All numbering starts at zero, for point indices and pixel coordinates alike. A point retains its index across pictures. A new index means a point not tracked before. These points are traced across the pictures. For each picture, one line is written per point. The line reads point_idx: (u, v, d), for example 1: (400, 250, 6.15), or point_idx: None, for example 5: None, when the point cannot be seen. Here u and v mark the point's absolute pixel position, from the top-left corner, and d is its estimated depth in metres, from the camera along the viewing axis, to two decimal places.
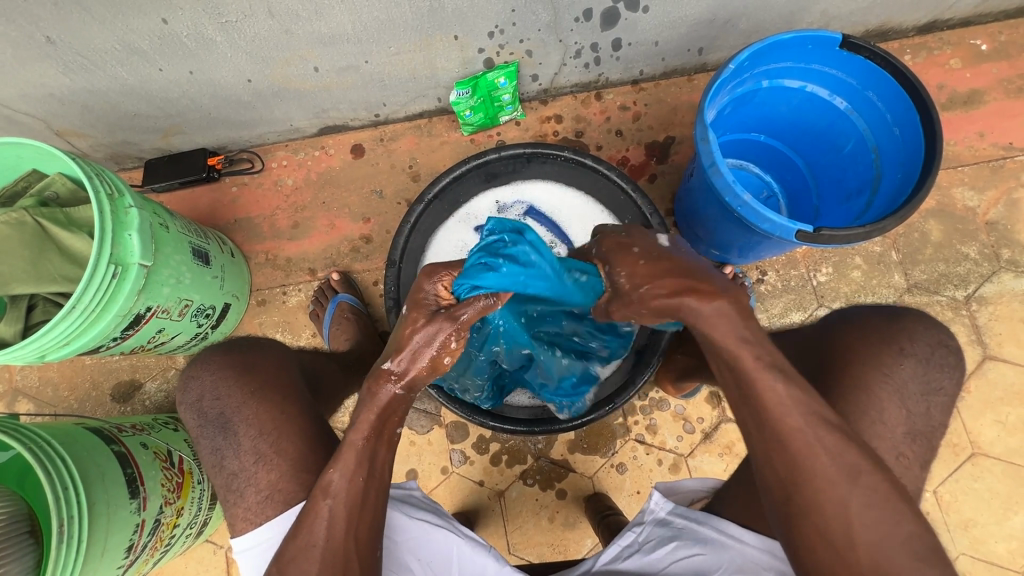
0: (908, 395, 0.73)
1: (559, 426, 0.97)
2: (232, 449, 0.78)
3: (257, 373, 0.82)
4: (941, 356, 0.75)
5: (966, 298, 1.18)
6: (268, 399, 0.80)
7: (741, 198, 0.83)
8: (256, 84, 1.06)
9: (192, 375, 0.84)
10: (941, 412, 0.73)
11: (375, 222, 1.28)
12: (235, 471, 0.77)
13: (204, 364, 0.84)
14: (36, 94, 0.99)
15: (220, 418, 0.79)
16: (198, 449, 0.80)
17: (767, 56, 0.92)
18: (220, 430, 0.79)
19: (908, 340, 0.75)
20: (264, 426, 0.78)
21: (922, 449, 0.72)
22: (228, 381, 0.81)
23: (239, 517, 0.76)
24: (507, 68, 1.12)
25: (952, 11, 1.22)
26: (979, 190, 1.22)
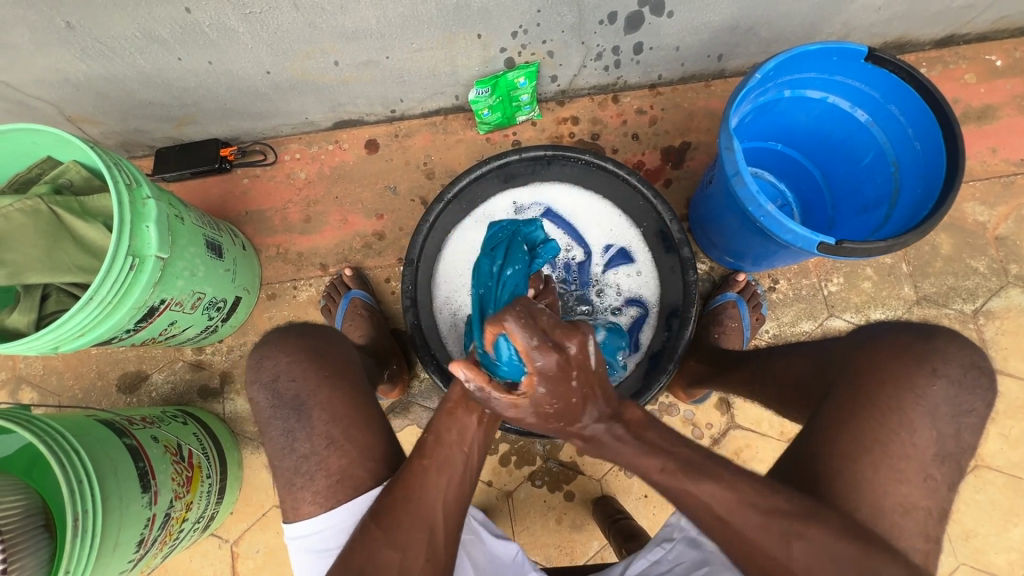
0: (946, 422, 0.64)
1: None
2: (305, 431, 0.73)
3: (329, 358, 0.78)
4: (974, 379, 0.65)
5: (974, 312, 1.19)
6: (338, 386, 0.76)
7: (764, 208, 0.83)
8: (274, 76, 1.05)
9: (263, 354, 0.77)
10: (941, 418, 0.64)
11: (388, 219, 1.27)
12: (307, 453, 0.72)
13: (277, 344, 0.78)
14: (51, 79, 0.97)
15: (295, 400, 0.74)
16: (268, 432, 0.74)
17: (792, 66, 0.92)
18: (293, 412, 0.74)
19: (932, 357, 0.66)
20: (336, 412, 0.74)
21: (927, 456, 0.64)
22: (304, 364, 0.76)
23: (306, 501, 0.72)
24: (527, 68, 1.12)
25: (970, 26, 1.23)
26: (989, 205, 1.24)
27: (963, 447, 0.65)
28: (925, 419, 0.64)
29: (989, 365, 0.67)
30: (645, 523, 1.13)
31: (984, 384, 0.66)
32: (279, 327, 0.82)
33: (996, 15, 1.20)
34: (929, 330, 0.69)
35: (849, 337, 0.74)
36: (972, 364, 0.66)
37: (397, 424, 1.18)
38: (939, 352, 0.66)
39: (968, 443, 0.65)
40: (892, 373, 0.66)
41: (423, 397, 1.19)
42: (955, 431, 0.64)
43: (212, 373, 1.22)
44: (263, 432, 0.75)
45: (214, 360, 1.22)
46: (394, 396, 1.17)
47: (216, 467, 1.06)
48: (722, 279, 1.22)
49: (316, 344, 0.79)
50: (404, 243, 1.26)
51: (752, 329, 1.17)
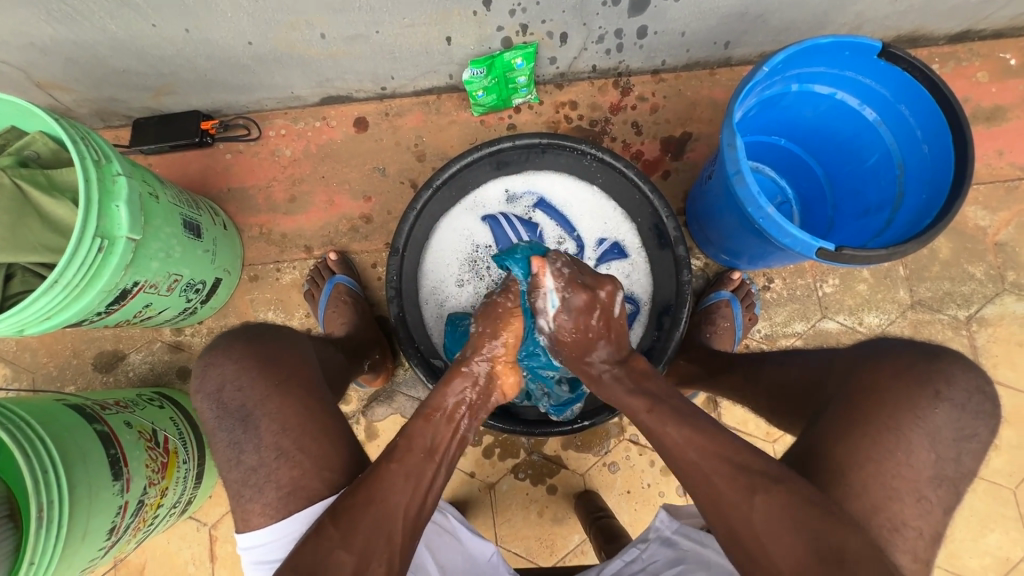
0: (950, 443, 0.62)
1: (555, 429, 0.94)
2: (254, 443, 0.69)
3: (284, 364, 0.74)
4: (980, 405, 0.64)
5: (967, 318, 1.18)
6: (291, 395, 0.72)
7: (764, 210, 0.80)
8: (257, 47, 0.99)
9: (209, 363, 0.73)
10: (941, 440, 0.62)
11: (376, 202, 1.22)
12: (255, 465, 0.68)
13: (224, 351, 0.74)
14: (16, 42, 0.91)
15: (241, 410, 0.70)
16: (213, 441, 0.71)
17: (801, 59, 0.88)
18: (241, 423, 0.70)
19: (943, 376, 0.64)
20: (287, 422, 0.70)
21: (922, 478, 0.61)
22: (250, 372, 0.72)
23: (254, 513, 0.68)
24: (525, 49, 1.06)
25: (986, 22, 1.18)
26: (991, 210, 1.21)
27: (962, 473, 0.62)
28: (925, 441, 0.62)
29: (992, 390, 0.65)
30: (627, 519, 1.13)
31: (986, 410, 0.64)
32: (229, 331, 0.78)
33: (1015, 11, 1.15)
34: (934, 350, 0.67)
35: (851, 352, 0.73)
36: (977, 389, 0.64)
37: (380, 412, 1.17)
38: (942, 374, 0.64)
39: (968, 468, 0.63)
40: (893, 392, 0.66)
41: (407, 385, 1.17)
42: (957, 455, 0.62)
43: (192, 354, 1.19)
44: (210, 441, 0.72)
45: (194, 341, 1.19)
46: (377, 385, 1.14)
47: (194, 452, 1.04)
48: (716, 278, 1.20)
49: (272, 349, 0.75)
50: (392, 227, 1.22)
51: (744, 328, 1.15)
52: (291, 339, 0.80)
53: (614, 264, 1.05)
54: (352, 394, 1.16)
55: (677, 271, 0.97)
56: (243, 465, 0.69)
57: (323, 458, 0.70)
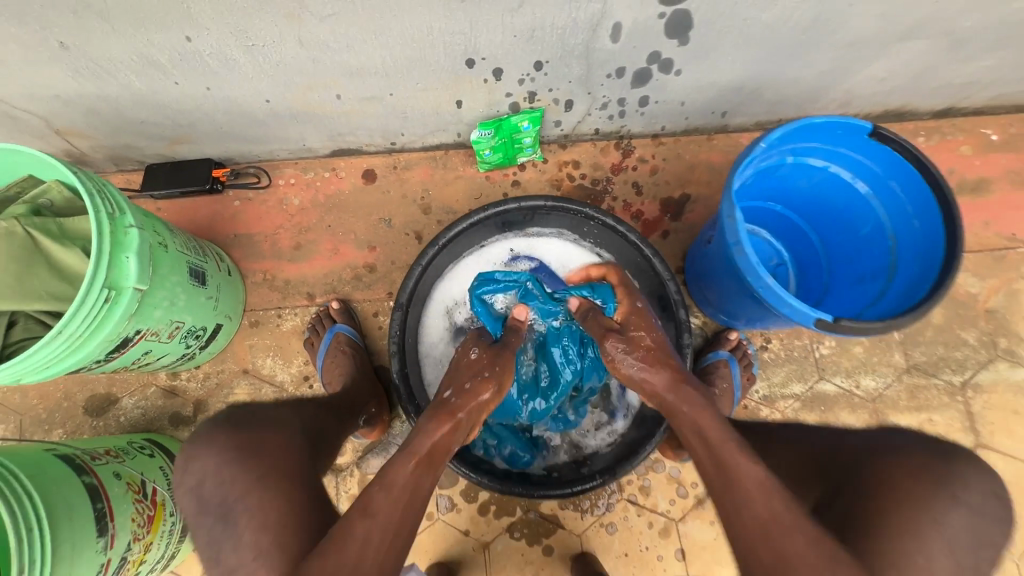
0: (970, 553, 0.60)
1: (555, 490, 0.90)
2: (233, 543, 0.66)
3: (264, 456, 0.73)
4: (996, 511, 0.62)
5: (962, 383, 1.19)
6: (273, 489, 0.70)
7: (763, 280, 0.82)
8: (274, 104, 1.03)
9: (191, 456, 0.73)
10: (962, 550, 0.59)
11: (381, 252, 1.24)
12: (233, 568, 0.64)
13: (206, 443, 0.74)
14: (41, 94, 0.94)
15: (221, 506, 0.68)
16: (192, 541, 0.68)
17: (796, 136, 0.92)
18: (219, 521, 0.68)
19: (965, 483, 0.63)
20: (266, 518, 0.66)
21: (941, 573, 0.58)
22: (230, 466, 0.71)
23: None
24: (532, 113, 1.11)
25: (968, 101, 1.24)
26: (981, 277, 1.24)
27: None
28: (946, 550, 0.59)
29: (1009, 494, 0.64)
30: None
31: (1012, 518, 0.61)
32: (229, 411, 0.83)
33: (994, 93, 1.22)
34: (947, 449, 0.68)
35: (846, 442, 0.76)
36: (992, 493, 0.62)
37: (375, 465, 1.15)
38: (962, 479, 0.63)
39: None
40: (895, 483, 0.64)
41: (403, 438, 1.16)
42: (975, 565, 0.59)
43: (187, 399, 1.17)
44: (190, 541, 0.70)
45: (189, 386, 1.18)
46: (373, 437, 1.13)
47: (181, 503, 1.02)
48: (714, 336, 1.21)
49: (250, 435, 0.76)
50: (395, 277, 1.24)
51: (743, 389, 1.16)
52: (264, 421, 0.82)
53: None
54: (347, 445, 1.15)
55: (677, 332, 0.97)
56: (222, 566, 0.66)
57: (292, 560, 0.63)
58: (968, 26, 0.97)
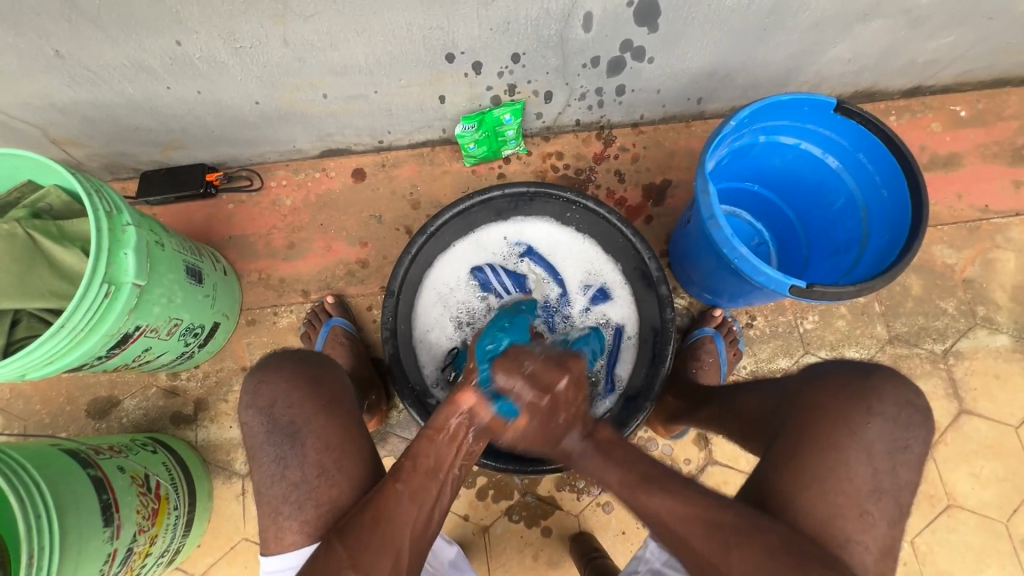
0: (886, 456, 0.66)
1: (544, 466, 0.93)
2: (299, 460, 0.72)
3: (327, 386, 0.78)
4: (910, 417, 0.67)
5: (944, 351, 1.22)
6: (336, 416, 0.76)
7: (737, 251, 0.86)
8: (263, 106, 1.06)
9: (261, 381, 0.76)
10: (877, 454, 0.66)
11: (372, 247, 1.27)
12: (297, 482, 0.72)
13: (275, 369, 0.77)
14: (37, 103, 0.97)
15: (290, 426, 0.73)
16: (259, 458, 0.73)
17: (765, 114, 0.96)
18: (288, 439, 0.73)
19: (884, 402, 0.67)
20: (332, 440, 0.74)
21: (863, 492, 0.65)
22: (302, 393, 0.75)
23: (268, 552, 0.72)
24: (513, 106, 1.15)
25: (935, 79, 1.29)
26: (957, 248, 1.28)
27: (900, 484, 0.66)
28: (862, 456, 0.66)
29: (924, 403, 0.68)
30: (622, 560, 1.12)
31: (919, 419, 0.67)
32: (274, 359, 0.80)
33: (958, 70, 1.26)
34: (866, 367, 0.71)
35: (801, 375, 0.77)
36: (906, 402, 0.68)
37: None
38: (876, 389, 0.68)
39: (905, 480, 0.66)
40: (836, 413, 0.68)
41: (401, 427, 1.18)
42: (892, 467, 0.66)
43: (187, 398, 1.20)
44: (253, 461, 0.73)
45: (189, 386, 1.20)
46: (370, 427, 1.15)
47: (184, 497, 1.04)
48: (700, 314, 1.24)
49: (317, 372, 0.78)
50: (388, 271, 1.27)
51: (730, 364, 1.19)
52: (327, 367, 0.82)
53: (600, 306, 1.10)
54: None
55: (661, 308, 1.00)
56: (285, 481, 0.72)
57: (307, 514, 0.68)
58: (925, 4, 1.01)
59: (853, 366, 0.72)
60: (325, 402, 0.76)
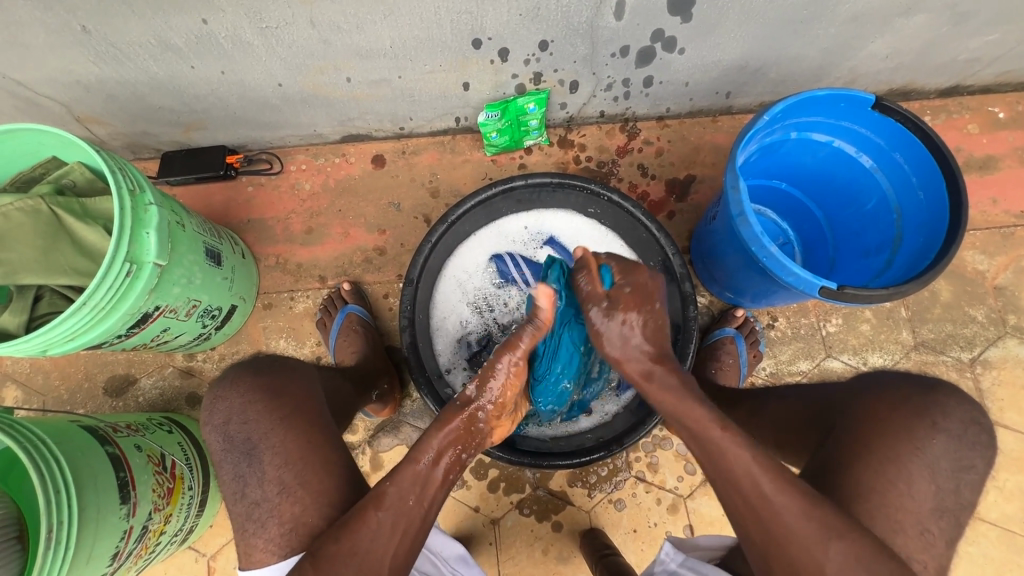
0: (948, 475, 0.63)
1: (556, 461, 0.92)
2: (288, 456, 0.70)
3: (289, 397, 0.75)
4: (974, 437, 0.65)
5: (971, 360, 1.19)
6: (296, 428, 0.72)
7: (767, 249, 0.83)
8: (286, 88, 1.05)
9: (218, 396, 0.75)
10: (941, 472, 0.63)
11: (390, 235, 1.27)
12: (259, 499, 0.69)
13: (232, 384, 0.76)
14: (63, 80, 0.97)
15: (246, 443, 0.71)
16: (219, 475, 0.72)
17: (799, 109, 0.93)
18: (245, 456, 0.71)
19: (948, 418, 0.65)
20: (291, 455, 0.70)
21: (923, 510, 0.62)
22: (257, 406, 0.73)
23: (258, 548, 0.68)
24: (538, 95, 1.13)
25: (974, 78, 1.24)
26: (989, 254, 1.24)
27: (963, 504, 0.63)
28: (924, 472, 0.63)
29: (988, 423, 0.66)
30: (633, 559, 1.11)
31: (984, 441, 0.65)
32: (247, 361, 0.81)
33: (1000, 69, 1.22)
34: (930, 383, 0.69)
35: (849, 385, 0.75)
36: (973, 420, 0.66)
37: (386, 442, 1.17)
38: (939, 406, 0.66)
39: (968, 500, 0.63)
40: (894, 425, 0.65)
41: (414, 416, 1.18)
42: (956, 488, 0.63)
43: (202, 380, 1.20)
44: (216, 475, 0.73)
45: (205, 367, 1.21)
46: (384, 415, 1.15)
47: (199, 478, 1.05)
48: (721, 314, 1.22)
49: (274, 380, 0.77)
50: (405, 259, 1.26)
51: (749, 365, 1.16)
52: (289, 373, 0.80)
53: None
54: (358, 423, 1.17)
55: (683, 304, 0.98)
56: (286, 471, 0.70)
57: (323, 494, 0.69)
58: None
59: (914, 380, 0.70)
60: (281, 414, 0.73)
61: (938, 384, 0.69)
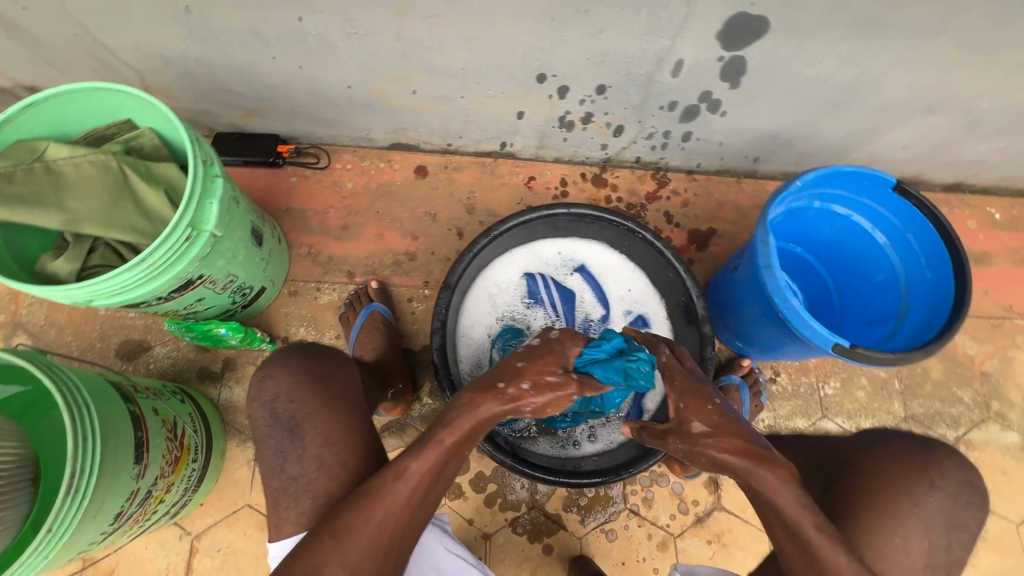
0: (943, 532, 0.74)
1: (543, 474, 1.00)
2: (297, 452, 0.77)
3: (328, 381, 0.81)
4: (970, 497, 0.75)
5: (956, 439, 1.26)
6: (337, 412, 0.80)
7: (789, 302, 0.90)
8: (353, 91, 1.12)
9: (266, 373, 0.81)
10: (935, 531, 0.74)
11: (423, 242, 1.32)
12: (296, 475, 0.75)
13: (281, 363, 0.82)
14: (147, 50, 1.02)
15: (290, 421, 0.78)
16: (260, 448, 0.78)
17: (827, 181, 1.01)
18: (288, 433, 0.78)
19: (945, 477, 0.75)
20: (331, 435, 0.78)
21: (917, 567, 0.74)
22: (303, 386, 0.80)
23: (288, 522, 0.75)
24: (222, 324, 1.09)
25: (975, 179, 1.36)
26: (978, 340, 1.33)
27: (953, 563, 0.74)
28: (920, 529, 0.74)
29: (982, 486, 0.76)
30: None
31: (977, 502, 0.75)
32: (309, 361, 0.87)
33: (1001, 174, 1.33)
34: (929, 443, 0.79)
35: (854, 439, 0.86)
36: (967, 482, 0.75)
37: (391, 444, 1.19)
38: (939, 466, 0.76)
39: (957, 560, 0.74)
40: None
41: (418, 421, 1.20)
42: (948, 544, 0.74)
43: (217, 356, 1.21)
44: (258, 446, 0.79)
45: None
46: (393, 414, 1.17)
47: (203, 452, 1.05)
48: (728, 360, 1.27)
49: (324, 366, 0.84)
50: (433, 268, 1.31)
51: (751, 414, 1.21)
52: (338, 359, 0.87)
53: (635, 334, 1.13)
54: None
55: (701, 345, 1.03)
56: (285, 473, 0.76)
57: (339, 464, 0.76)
58: (986, 108, 1.07)
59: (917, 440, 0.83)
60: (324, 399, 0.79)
61: (937, 445, 0.79)
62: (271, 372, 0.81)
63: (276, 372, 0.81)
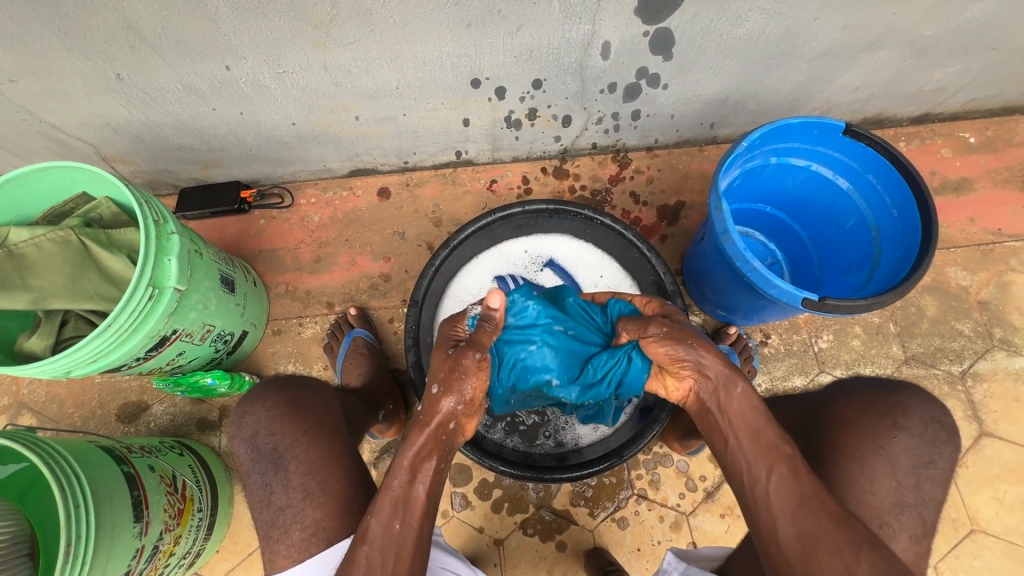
0: (909, 472, 0.84)
1: (533, 473, 1.02)
2: (281, 484, 0.86)
3: (307, 413, 0.91)
4: (935, 433, 0.86)
5: (962, 373, 1.23)
6: (316, 440, 0.89)
7: (751, 264, 0.89)
8: (299, 127, 1.14)
9: (246, 411, 0.91)
10: (901, 469, 0.84)
11: (395, 262, 1.33)
12: (284, 506, 0.84)
13: (259, 401, 0.92)
14: (93, 122, 1.06)
15: (273, 453, 0.87)
16: (248, 482, 0.87)
17: (776, 137, 0.99)
18: (272, 466, 0.87)
19: (908, 418, 0.86)
20: (313, 464, 0.86)
21: (885, 508, 0.83)
22: (281, 419, 0.90)
23: (279, 556, 0.83)
24: (209, 373, 1.12)
25: (943, 107, 1.32)
26: (971, 270, 1.29)
27: (923, 498, 0.84)
28: (887, 470, 0.85)
29: (948, 421, 0.86)
30: None
31: (942, 437, 0.85)
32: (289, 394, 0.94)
33: (966, 98, 1.29)
34: (894, 388, 0.91)
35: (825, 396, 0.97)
36: (932, 419, 0.86)
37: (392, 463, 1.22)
38: (902, 409, 0.87)
39: (928, 493, 0.84)
40: (867, 426, 0.87)
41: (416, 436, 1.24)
42: (915, 482, 0.84)
43: (212, 405, 1.24)
44: (247, 482, 0.88)
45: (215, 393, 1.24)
46: (390, 435, 1.22)
47: (208, 500, 1.07)
48: (716, 331, 1.26)
49: (302, 400, 0.93)
50: (409, 285, 1.32)
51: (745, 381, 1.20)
52: (316, 390, 0.98)
53: None
54: (364, 446, 1.22)
55: None
56: (273, 505, 0.85)
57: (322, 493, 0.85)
58: (928, 35, 1.05)
59: (881, 387, 0.92)
60: (303, 428, 0.89)
61: (902, 389, 0.90)
62: (250, 408, 0.91)
63: (253, 408, 0.91)
